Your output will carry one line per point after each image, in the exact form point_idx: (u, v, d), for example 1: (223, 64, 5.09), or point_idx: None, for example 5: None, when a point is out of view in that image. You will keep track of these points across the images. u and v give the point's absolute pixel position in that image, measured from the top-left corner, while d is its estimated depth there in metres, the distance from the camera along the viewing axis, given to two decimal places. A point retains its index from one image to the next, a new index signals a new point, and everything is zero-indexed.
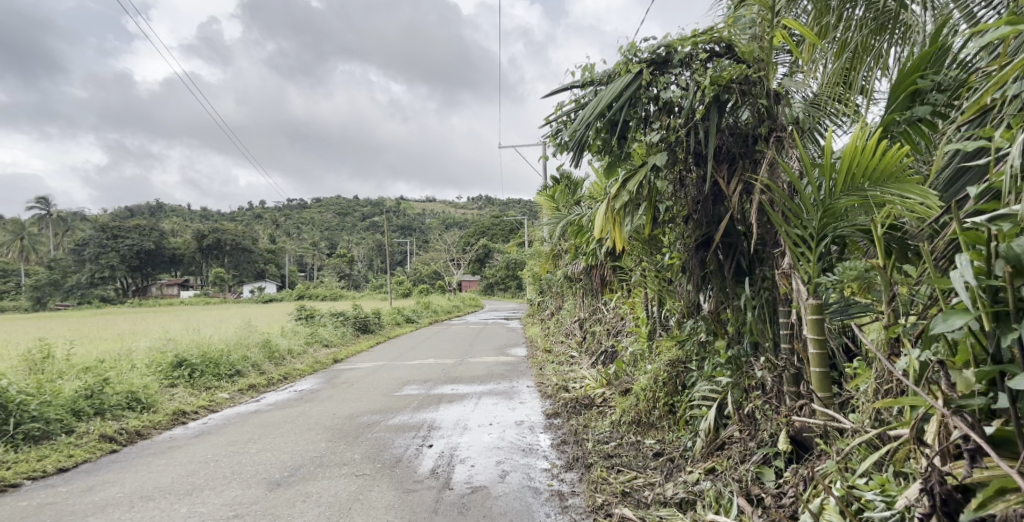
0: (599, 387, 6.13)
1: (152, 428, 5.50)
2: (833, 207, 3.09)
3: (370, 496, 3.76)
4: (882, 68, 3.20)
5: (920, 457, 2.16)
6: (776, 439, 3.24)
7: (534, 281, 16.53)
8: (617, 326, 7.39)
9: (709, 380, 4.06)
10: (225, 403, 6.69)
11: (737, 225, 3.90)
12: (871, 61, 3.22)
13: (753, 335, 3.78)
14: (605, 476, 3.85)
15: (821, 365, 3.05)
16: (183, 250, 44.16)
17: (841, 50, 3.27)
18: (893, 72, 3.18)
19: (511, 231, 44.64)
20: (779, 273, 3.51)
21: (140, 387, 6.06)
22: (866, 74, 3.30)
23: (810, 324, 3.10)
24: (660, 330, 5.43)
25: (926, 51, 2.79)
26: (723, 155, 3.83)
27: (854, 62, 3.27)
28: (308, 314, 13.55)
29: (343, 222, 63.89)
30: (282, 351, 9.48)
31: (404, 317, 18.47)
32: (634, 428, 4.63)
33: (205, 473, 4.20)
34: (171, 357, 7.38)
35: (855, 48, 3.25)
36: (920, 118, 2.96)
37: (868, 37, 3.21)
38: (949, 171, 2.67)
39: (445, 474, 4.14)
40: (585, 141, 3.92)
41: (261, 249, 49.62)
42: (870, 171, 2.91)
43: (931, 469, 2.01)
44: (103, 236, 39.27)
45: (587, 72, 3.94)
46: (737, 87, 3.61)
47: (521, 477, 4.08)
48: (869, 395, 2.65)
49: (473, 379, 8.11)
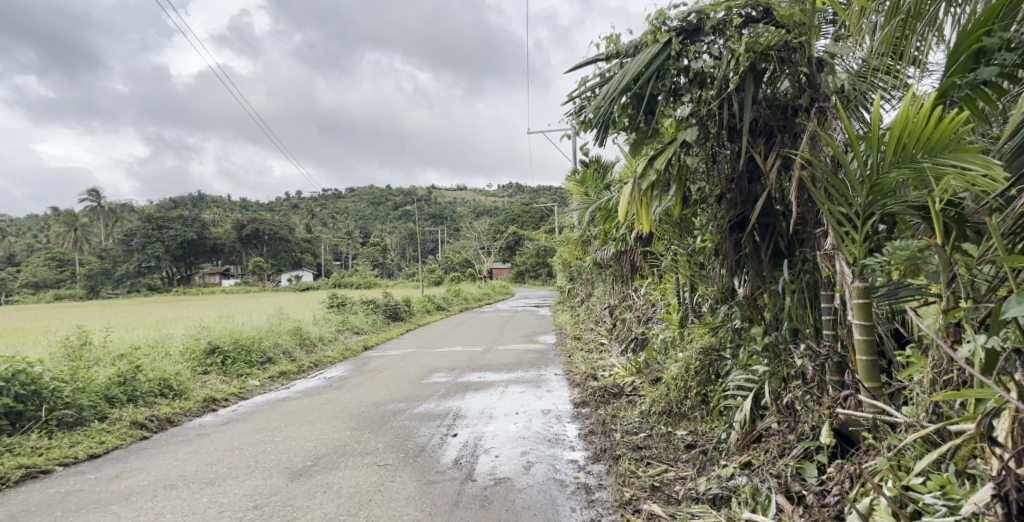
0: (629, 375, 5.94)
1: (183, 415, 5.48)
2: (881, 182, 2.85)
3: (391, 488, 3.65)
4: (940, 35, 2.85)
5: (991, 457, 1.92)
6: (818, 433, 3.03)
7: (564, 267, 16.30)
8: (648, 313, 7.18)
9: (745, 368, 3.85)
10: (256, 390, 6.67)
11: (775, 205, 3.67)
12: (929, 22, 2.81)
13: (792, 321, 3.57)
14: (634, 469, 3.68)
15: (868, 353, 2.81)
16: (223, 241, 45.08)
17: (893, 15, 2.89)
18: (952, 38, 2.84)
19: (542, 219, 44.33)
20: (822, 254, 3.28)
21: (172, 374, 6.07)
22: (920, 42, 2.90)
23: (855, 309, 2.86)
24: (692, 317, 5.22)
25: (994, 6, 2.59)
26: (760, 128, 3.60)
27: (905, 33, 2.90)
28: (340, 301, 13.60)
29: (375, 211, 64.42)
30: (314, 338, 9.48)
31: (435, 304, 18.46)
32: (664, 419, 4.43)
33: (229, 462, 4.14)
34: (204, 344, 7.41)
35: (908, 11, 2.86)
36: (984, 81, 2.81)
37: (924, 1, 2.80)
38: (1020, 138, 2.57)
39: (468, 465, 4.00)
40: (609, 118, 3.70)
41: (297, 238, 50.32)
42: (923, 141, 2.66)
43: (1007, 473, 1.79)
44: (147, 227, 40.23)
45: (612, 43, 3.72)
46: (776, 55, 3.39)
47: (547, 468, 3.92)
48: (924, 386, 2.40)
49: (500, 367, 8.00)
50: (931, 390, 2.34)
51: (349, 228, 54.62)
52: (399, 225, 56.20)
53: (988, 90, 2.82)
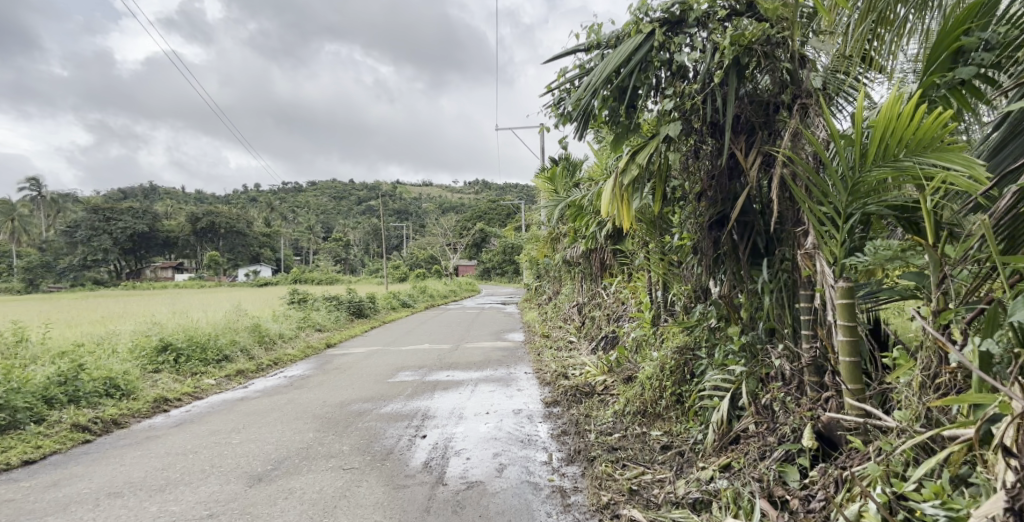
0: (600, 374, 5.85)
1: (131, 416, 5.19)
2: (862, 182, 2.81)
3: (358, 493, 3.48)
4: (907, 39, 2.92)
5: (993, 466, 1.89)
6: (798, 435, 2.98)
7: (532, 265, 16.19)
8: (618, 311, 7.12)
9: (721, 368, 3.78)
10: (211, 389, 6.39)
11: (754, 203, 3.63)
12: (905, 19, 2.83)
13: (770, 321, 3.52)
14: (610, 472, 3.59)
15: (851, 354, 2.76)
16: (177, 233, 43.84)
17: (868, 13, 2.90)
18: (924, 40, 2.91)
19: (509, 216, 44.15)
20: (801, 253, 3.24)
21: (120, 373, 5.76)
22: (891, 44, 2.98)
23: (839, 310, 2.81)
24: (664, 315, 5.17)
25: (975, 4, 2.58)
26: (742, 124, 3.55)
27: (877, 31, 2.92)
28: (301, 297, 13.22)
29: (339, 206, 63.38)
30: (273, 336, 9.17)
31: (400, 302, 18.14)
32: (638, 419, 4.34)
33: (182, 467, 3.92)
34: (155, 341, 7.07)
35: (880, 12, 2.93)
36: (963, 81, 2.76)
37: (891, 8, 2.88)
38: (1009, 123, 2.51)
39: (439, 468, 3.86)
40: (590, 111, 3.60)
41: (257, 232, 49.15)
42: (906, 139, 2.60)
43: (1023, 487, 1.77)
44: (94, 219, 38.76)
45: (592, 33, 3.62)
46: (760, 49, 3.32)
47: (520, 471, 3.81)
48: (912, 389, 2.38)
49: (469, 365, 7.83)
50: (919, 393, 2.32)
51: (312, 223, 53.66)
52: (364, 220, 55.47)
53: (967, 90, 2.78)
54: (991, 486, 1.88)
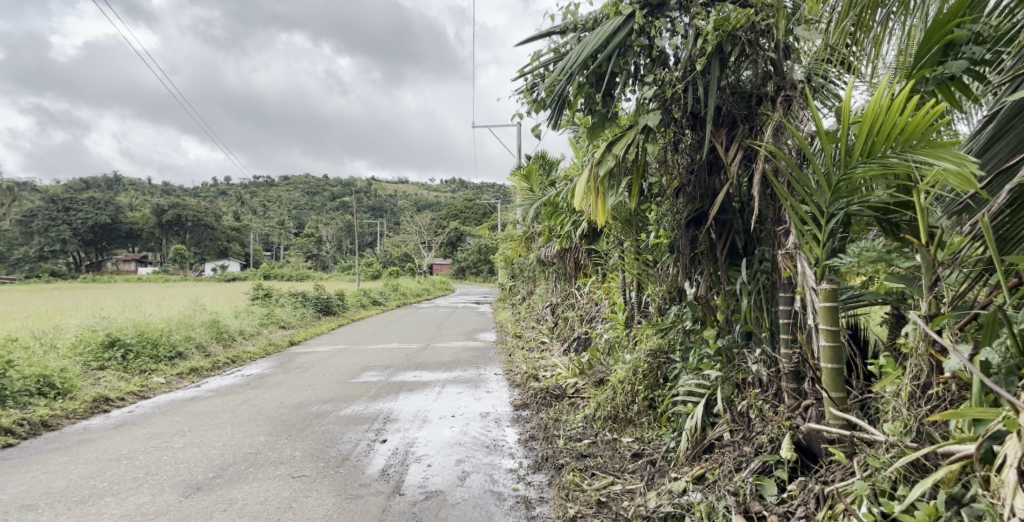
0: (571, 376, 5.64)
1: (66, 417, 4.86)
2: (848, 179, 2.65)
3: (306, 504, 3.24)
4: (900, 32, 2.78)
5: (1000, 489, 1.73)
6: (776, 446, 2.83)
7: (506, 264, 15.97)
8: (591, 312, 6.93)
9: (695, 372, 3.61)
10: (160, 388, 6.05)
11: (733, 201, 3.48)
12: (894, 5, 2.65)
13: (747, 324, 3.34)
14: (578, 481, 3.40)
15: (834, 361, 2.62)
16: (141, 225, 42.61)
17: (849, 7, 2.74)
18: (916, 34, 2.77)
19: (484, 216, 43.82)
20: (782, 253, 3.09)
21: (57, 369, 5.38)
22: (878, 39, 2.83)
23: (821, 313, 2.67)
24: (638, 317, 5.01)
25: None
26: (723, 117, 3.40)
27: (861, 25, 2.75)
28: (266, 292, 12.79)
29: (312, 202, 62.39)
30: (232, 332, 8.80)
31: (370, 300, 17.77)
32: (609, 425, 4.15)
33: (112, 474, 3.63)
34: (102, 337, 6.70)
35: None
36: (952, 76, 2.63)
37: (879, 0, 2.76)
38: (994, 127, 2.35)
39: (396, 476, 3.64)
40: (565, 98, 3.43)
41: (225, 226, 48.06)
42: (893, 136, 2.44)
43: None
44: (54, 209, 37.34)
45: (568, 15, 3.45)
46: (744, 36, 3.17)
47: (483, 479, 3.59)
48: (899, 399, 2.23)
49: (437, 365, 7.58)
50: (909, 403, 2.16)
51: (283, 218, 52.67)
52: (338, 216, 54.73)
53: (957, 86, 2.65)
54: (996, 510, 1.73)
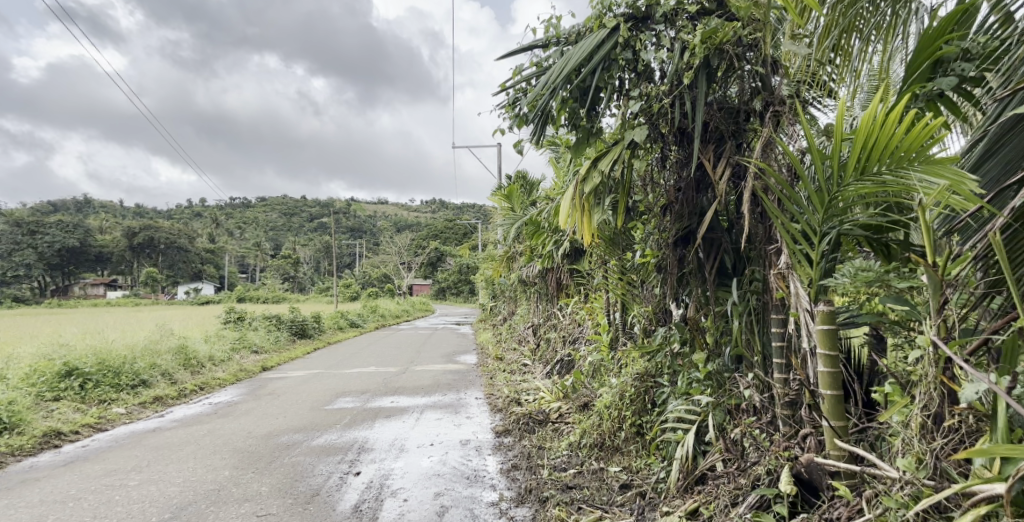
0: (555, 400, 5.45)
1: (11, 455, 4.54)
2: (840, 196, 2.50)
3: None
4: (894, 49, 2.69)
5: None
6: (773, 478, 2.66)
7: (487, 284, 15.78)
8: (574, 333, 6.75)
9: (684, 397, 3.44)
10: (119, 419, 5.73)
11: (721, 219, 3.35)
12: (872, 30, 2.58)
13: (737, 348, 3.19)
14: (564, 517, 3.20)
15: (834, 388, 2.47)
16: (111, 248, 41.65)
17: (829, 28, 2.65)
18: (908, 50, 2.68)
19: (465, 236, 43.65)
20: (775, 273, 2.91)
21: (3, 402, 5.05)
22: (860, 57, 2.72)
23: (819, 338, 2.50)
24: (623, 338, 4.85)
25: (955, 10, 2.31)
26: (711, 132, 3.26)
27: (841, 47, 2.68)
28: (238, 316, 12.43)
29: (289, 222, 61.71)
30: (201, 358, 8.47)
31: (348, 321, 17.42)
32: (595, 453, 3.97)
33: (56, 519, 3.35)
34: (59, 365, 6.36)
35: None
36: (942, 93, 2.51)
37: None
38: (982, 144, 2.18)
39: (370, 513, 3.40)
40: (548, 112, 3.28)
41: (199, 248, 47.20)
42: (888, 152, 2.30)
43: None
44: (18, 232, 36.28)
45: (551, 28, 3.33)
46: (732, 50, 3.04)
47: (463, 515, 3.38)
48: (909, 430, 2.11)
49: (416, 390, 7.33)
50: (921, 435, 2.05)
51: (260, 240, 51.95)
52: (316, 237, 54.15)
53: (945, 102, 2.53)
54: None
